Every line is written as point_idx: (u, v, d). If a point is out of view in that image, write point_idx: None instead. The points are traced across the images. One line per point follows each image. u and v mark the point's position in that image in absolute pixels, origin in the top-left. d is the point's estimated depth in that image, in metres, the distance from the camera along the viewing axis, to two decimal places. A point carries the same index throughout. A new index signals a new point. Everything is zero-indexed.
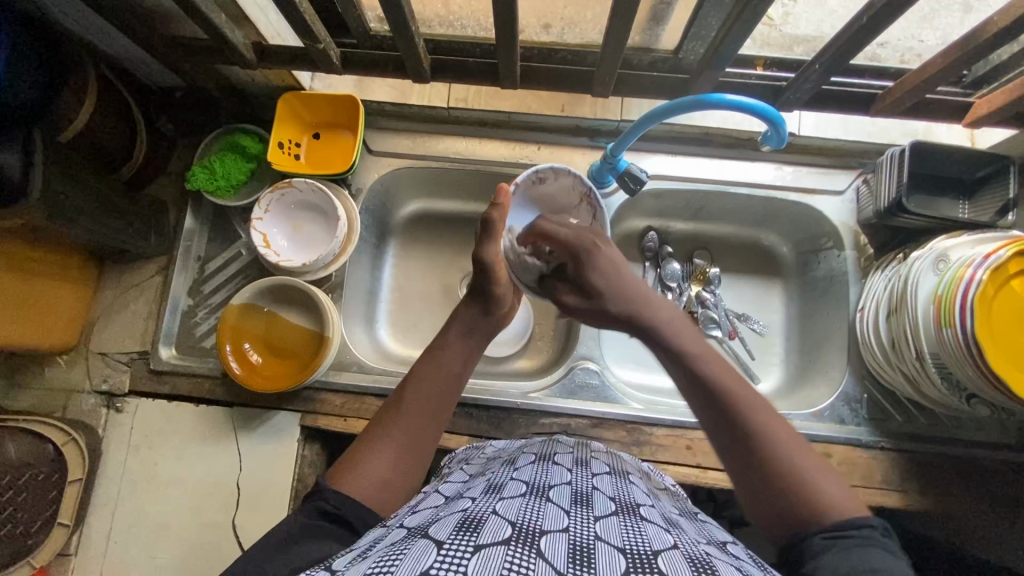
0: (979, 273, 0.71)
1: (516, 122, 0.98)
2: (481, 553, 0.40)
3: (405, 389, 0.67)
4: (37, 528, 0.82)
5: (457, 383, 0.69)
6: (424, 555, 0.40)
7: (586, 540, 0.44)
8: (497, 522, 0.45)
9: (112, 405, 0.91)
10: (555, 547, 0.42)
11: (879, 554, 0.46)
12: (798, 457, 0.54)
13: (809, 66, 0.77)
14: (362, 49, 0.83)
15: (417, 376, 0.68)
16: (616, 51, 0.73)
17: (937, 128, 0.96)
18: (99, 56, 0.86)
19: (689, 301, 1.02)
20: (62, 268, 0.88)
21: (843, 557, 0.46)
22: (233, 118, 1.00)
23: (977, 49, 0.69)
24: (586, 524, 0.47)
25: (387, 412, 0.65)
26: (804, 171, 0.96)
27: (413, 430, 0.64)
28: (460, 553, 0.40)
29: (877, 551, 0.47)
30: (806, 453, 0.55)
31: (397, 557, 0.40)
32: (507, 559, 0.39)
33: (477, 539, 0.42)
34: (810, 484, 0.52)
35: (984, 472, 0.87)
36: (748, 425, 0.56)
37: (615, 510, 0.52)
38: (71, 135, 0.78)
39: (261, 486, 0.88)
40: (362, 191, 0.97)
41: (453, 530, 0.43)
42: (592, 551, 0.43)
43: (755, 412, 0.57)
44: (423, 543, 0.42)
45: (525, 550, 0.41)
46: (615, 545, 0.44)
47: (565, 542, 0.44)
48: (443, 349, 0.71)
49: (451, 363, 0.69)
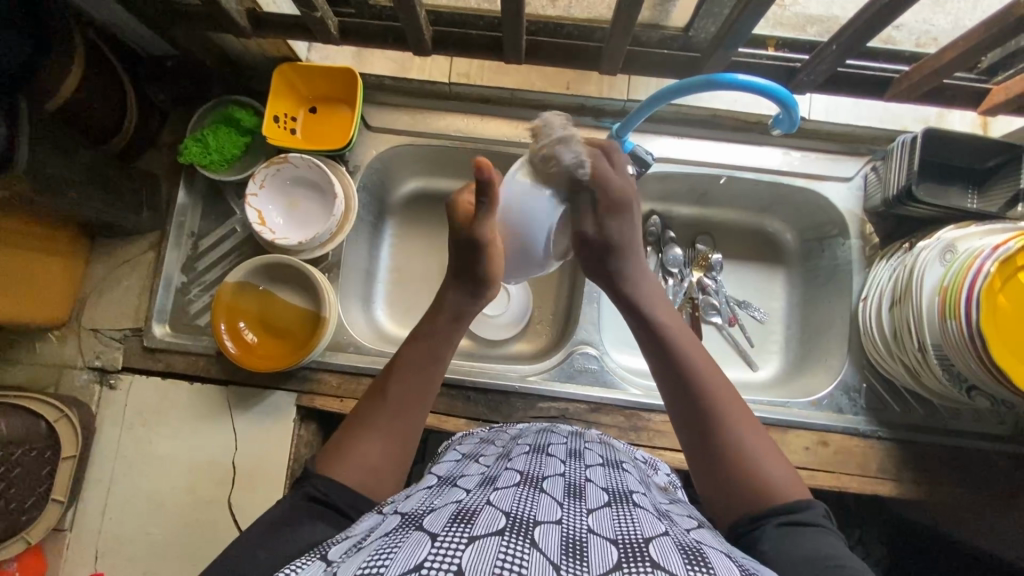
0: (988, 265, 0.70)
1: (519, 99, 0.95)
2: (475, 545, 0.39)
3: (390, 372, 0.65)
4: (31, 504, 0.81)
5: (442, 366, 0.67)
6: (418, 548, 0.39)
7: (579, 533, 0.44)
8: (491, 513, 0.44)
9: (105, 381, 0.90)
10: (548, 539, 0.42)
11: (822, 537, 0.49)
12: (755, 445, 0.57)
13: (825, 47, 0.74)
14: (360, 19, 0.79)
15: (403, 361, 0.66)
16: (626, 27, 0.70)
17: (950, 115, 0.94)
18: (86, 20, 0.82)
19: (689, 287, 1.01)
20: (49, 243, 0.85)
21: (786, 541, 0.49)
22: (227, 90, 0.97)
23: (999, 34, 0.67)
24: (578, 517, 0.47)
25: (372, 398, 0.64)
26: (812, 157, 0.94)
27: (400, 419, 0.62)
28: (454, 545, 0.39)
29: (820, 534, 0.50)
30: (760, 439, 0.58)
31: (390, 551, 0.39)
32: (501, 550, 0.39)
33: (471, 530, 0.41)
34: (761, 473, 0.56)
35: (978, 461, 0.87)
36: (707, 404, 0.60)
37: (607, 501, 0.52)
38: (56, 106, 0.76)
39: (257, 465, 0.87)
40: (360, 168, 0.95)
41: (447, 522, 0.43)
42: (585, 544, 0.42)
43: (722, 412, 0.59)
44: (417, 535, 0.41)
45: (519, 540, 0.40)
46: (607, 537, 0.44)
47: (559, 534, 0.43)
48: (428, 331, 0.68)
49: (438, 339, 0.68)
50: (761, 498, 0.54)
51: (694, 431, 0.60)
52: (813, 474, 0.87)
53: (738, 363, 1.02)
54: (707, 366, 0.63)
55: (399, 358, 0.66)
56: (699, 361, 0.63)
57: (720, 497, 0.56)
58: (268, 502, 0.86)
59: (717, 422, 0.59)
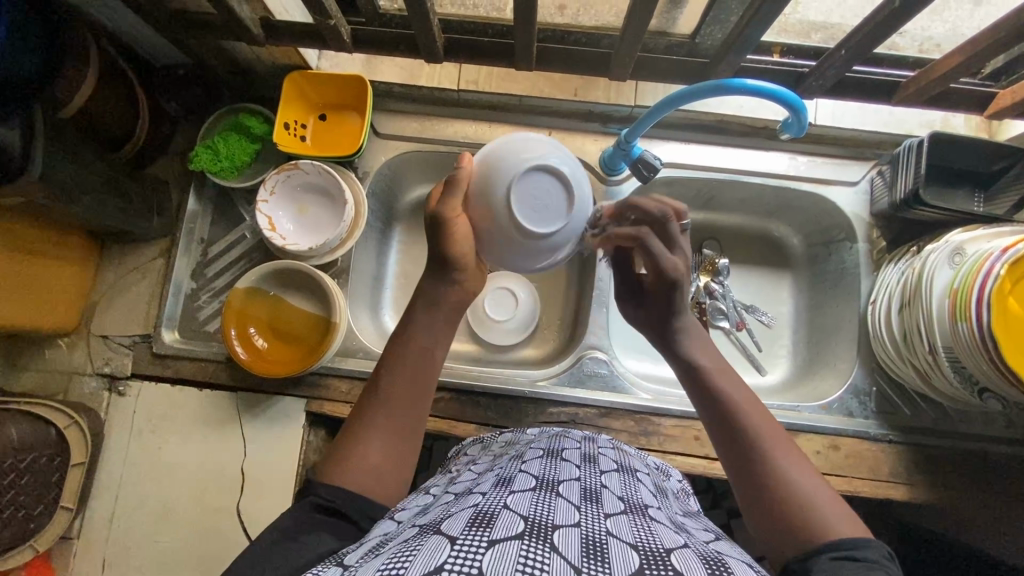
0: (996, 268, 0.70)
1: (527, 106, 0.96)
2: (495, 548, 0.39)
3: (381, 372, 0.63)
4: (39, 512, 0.80)
5: (432, 358, 0.65)
6: (437, 551, 0.39)
7: (598, 537, 0.44)
8: (509, 517, 0.44)
9: (114, 388, 0.90)
10: (568, 543, 0.42)
11: (880, 575, 0.45)
12: (802, 472, 0.55)
13: (832, 53, 0.75)
14: (371, 27, 0.80)
15: (395, 356, 0.64)
16: (636, 34, 0.71)
17: (955, 119, 0.95)
18: (99, 29, 0.83)
19: (697, 292, 1.01)
20: (61, 249, 0.86)
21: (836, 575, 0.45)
22: (237, 98, 0.98)
23: (1004, 39, 0.68)
24: (596, 520, 0.47)
25: (368, 396, 0.62)
26: (818, 162, 0.94)
27: (399, 420, 0.61)
28: (475, 548, 0.39)
29: (879, 572, 0.45)
30: (807, 469, 0.56)
31: (409, 555, 0.39)
32: (521, 554, 0.39)
33: (490, 534, 0.41)
34: (812, 499, 0.53)
35: (990, 465, 0.87)
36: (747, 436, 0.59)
37: (625, 509, 0.51)
38: (70, 113, 0.77)
39: (266, 473, 0.87)
40: (369, 174, 0.95)
41: (466, 525, 0.43)
42: (605, 547, 0.42)
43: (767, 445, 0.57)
44: (436, 539, 0.41)
45: (539, 544, 0.40)
46: (627, 542, 0.44)
47: (578, 538, 0.43)
48: (418, 324, 0.65)
49: (427, 332, 0.65)
50: (814, 526, 0.51)
51: (740, 464, 0.58)
52: (824, 478, 0.86)
53: (747, 368, 1.02)
54: (744, 400, 0.62)
55: (393, 356, 0.64)
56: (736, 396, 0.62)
57: (774, 531, 0.53)
58: (277, 510, 0.86)
59: (757, 451, 0.57)
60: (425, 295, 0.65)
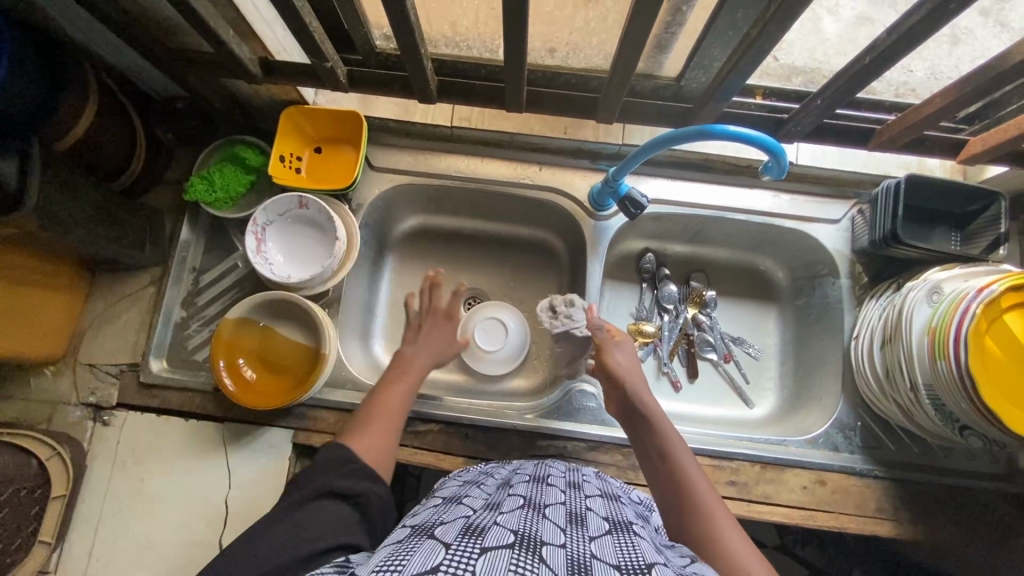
0: (974, 306, 0.71)
1: (519, 143, 0.98)
2: (488, 554, 0.40)
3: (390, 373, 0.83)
4: (16, 546, 0.79)
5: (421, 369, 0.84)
6: (432, 554, 0.39)
7: (581, 556, 0.44)
8: (500, 530, 0.44)
9: (98, 418, 0.89)
10: (556, 556, 0.42)
11: None
12: (738, 542, 0.58)
13: (811, 100, 0.78)
14: (367, 67, 0.83)
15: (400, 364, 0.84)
16: (623, 80, 0.74)
17: (930, 163, 0.99)
18: (100, 64, 0.85)
19: (685, 323, 1.04)
20: (52, 277, 0.86)
21: None
22: (234, 130, 1.00)
23: (976, 89, 0.70)
24: (580, 540, 0.47)
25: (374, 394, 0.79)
26: (801, 200, 0.97)
27: (395, 412, 0.77)
28: (468, 553, 0.39)
29: None
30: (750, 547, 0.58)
31: (405, 556, 0.39)
32: (512, 562, 0.39)
33: (482, 542, 0.41)
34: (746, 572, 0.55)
35: (974, 501, 0.87)
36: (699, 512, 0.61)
37: (609, 529, 0.52)
38: (68, 144, 0.78)
39: (250, 506, 0.86)
40: (363, 207, 0.97)
41: (459, 533, 0.43)
42: (590, 566, 0.42)
43: (708, 517, 0.60)
44: (430, 543, 0.41)
45: (529, 555, 0.41)
46: (610, 563, 0.44)
47: (564, 553, 0.43)
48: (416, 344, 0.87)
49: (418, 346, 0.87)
50: None
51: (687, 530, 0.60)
52: (811, 513, 0.87)
53: (734, 400, 1.03)
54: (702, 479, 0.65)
55: (404, 376, 0.82)
56: (686, 468, 0.66)
57: None
58: None
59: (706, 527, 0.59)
60: (423, 347, 0.87)
